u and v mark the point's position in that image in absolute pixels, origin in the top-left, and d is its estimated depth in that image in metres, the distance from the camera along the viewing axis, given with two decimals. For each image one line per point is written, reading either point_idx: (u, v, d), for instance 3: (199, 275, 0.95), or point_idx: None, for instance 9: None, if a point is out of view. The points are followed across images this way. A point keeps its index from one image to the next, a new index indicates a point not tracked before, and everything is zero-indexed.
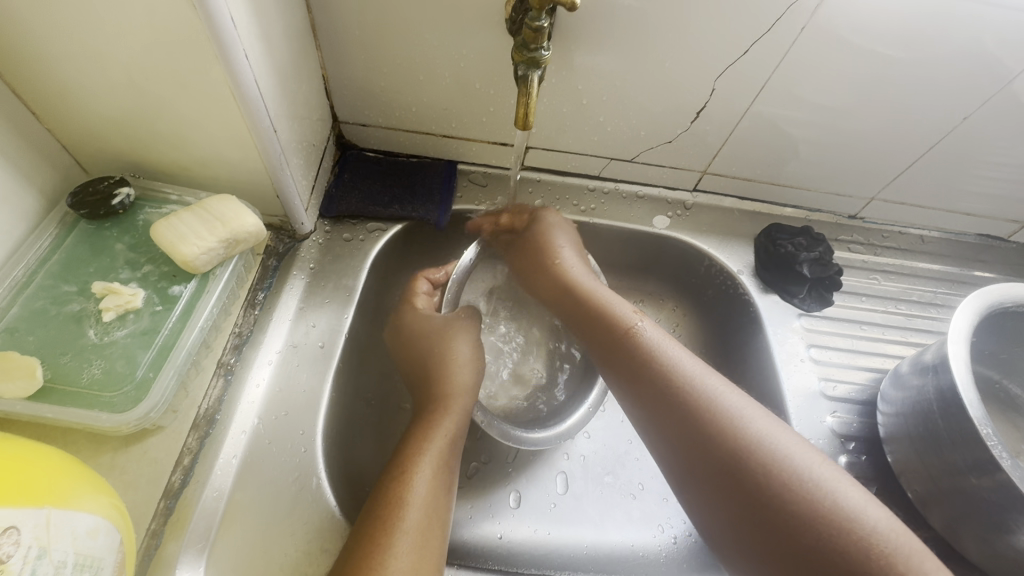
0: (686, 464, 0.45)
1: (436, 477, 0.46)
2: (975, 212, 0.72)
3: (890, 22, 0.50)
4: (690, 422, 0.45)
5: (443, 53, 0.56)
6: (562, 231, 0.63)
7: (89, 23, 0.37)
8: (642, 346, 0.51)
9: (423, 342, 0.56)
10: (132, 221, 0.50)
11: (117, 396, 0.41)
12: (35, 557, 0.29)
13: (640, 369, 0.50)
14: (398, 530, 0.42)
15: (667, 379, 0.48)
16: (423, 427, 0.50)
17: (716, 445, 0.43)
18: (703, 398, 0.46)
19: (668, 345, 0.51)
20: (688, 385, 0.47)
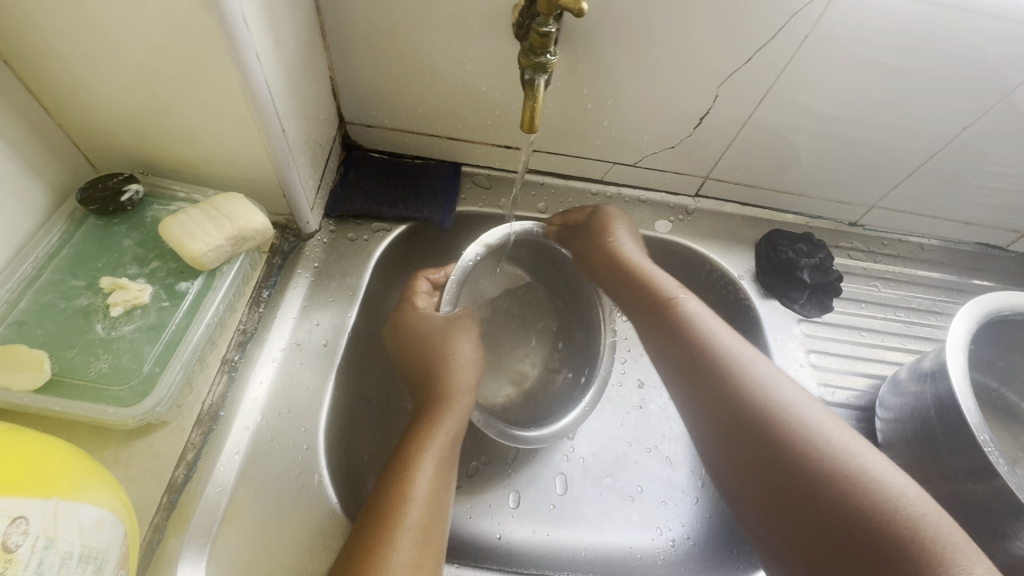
0: (721, 427, 0.47)
1: (438, 474, 0.47)
2: (974, 221, 0.72)
3: (892, 31, 0.51)
4: (730, 386, 0.48)
5: (450, 56, 0.57)
6: (621, 220, 0.64)
7: (106, 22, 0.38)
8: (685, 318, 0.54)
9: (423, 342, 0.56)
10: (140, 218, 0.51)
11: (124, 390, 0.42)
12: (43, 547, 0.29)
13: (681, 339, 0.53)
14: (401, 526, 0.42)
15: (708, 353, 0.51)
16: (426, 424, 0.50)
17: (749, 406, 0.46)
18: (737, 364, 0.49)
19: (712, 323, 0.53)
20: (729, 355, 0.50)
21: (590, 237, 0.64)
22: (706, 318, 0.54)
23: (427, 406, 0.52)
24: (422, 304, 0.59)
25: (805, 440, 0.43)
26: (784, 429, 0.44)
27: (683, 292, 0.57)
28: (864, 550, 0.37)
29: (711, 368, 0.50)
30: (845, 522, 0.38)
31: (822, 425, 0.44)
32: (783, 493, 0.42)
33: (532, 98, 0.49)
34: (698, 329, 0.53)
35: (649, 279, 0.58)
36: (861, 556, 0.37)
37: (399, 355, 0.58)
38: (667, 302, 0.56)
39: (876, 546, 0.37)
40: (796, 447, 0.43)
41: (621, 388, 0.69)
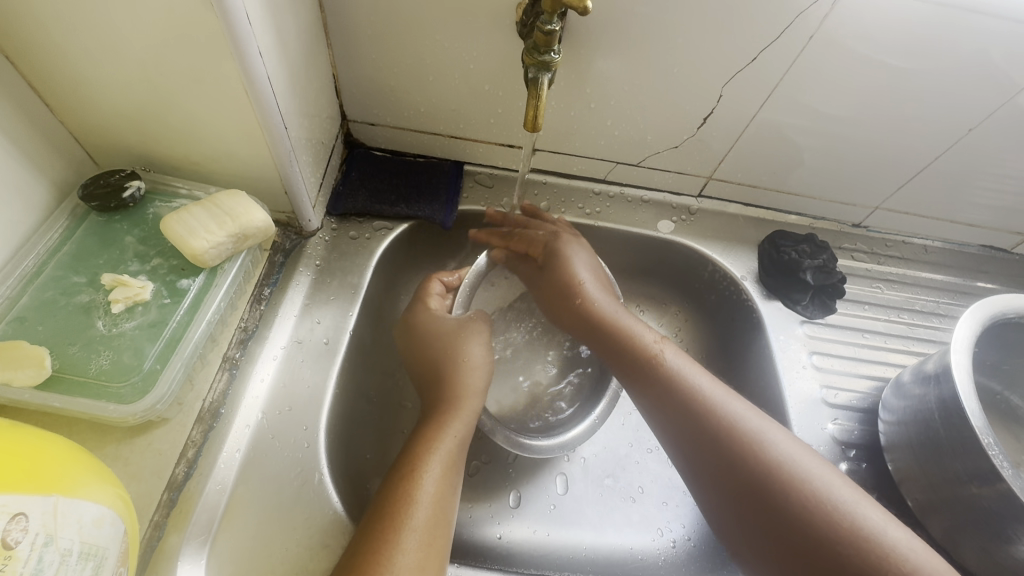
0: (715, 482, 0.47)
1: (444, 476, 0.47)
2: (978, 223, 0.72)
3: (897, 32, 0.51)
4: (722, 443, 0.47)
5: (453, 54, 0.56)
6: (580, 262, 0.62)
7: (107, 18, 0.38)
8: (669, 373, 0.53)
9: (437, 343, 0.56)
10: (142, 214, 0.51)
11: (124, 387, 0.41)
12: (42, 544, 0.29)
13: (667, 396, 0.52)
14: (405, 528, 0.42)
15: (697, 411, 0.49)
16: (433, 426, 0.50)
17: (750, 468, 0.46)
18: (728, 420, 0.48)
19: (695, 374, 0.52)
20: (717, 410, 0.49)
21: (560, 285, 0.61)
22: (689, 370, 0.53)
23: (436, 408, 0.52)
24: (435, 304, 0.60)
25: (805, 494, 0.43)
26: (779, 486, 0.44)
27: (661, 343, 0.56)
28: None
29: (699, 427, 0.49)
30: None
31: (820, 481, 0.44)
32: (784, 551, 0.43)
33: (535, 96, 0.49)
34: (680, 384, 0.52)
35: (627, 331, 0.57)
36: None
37: (413, 354, 0.58)
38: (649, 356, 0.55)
39: None
40: (795, 503, 0.43)
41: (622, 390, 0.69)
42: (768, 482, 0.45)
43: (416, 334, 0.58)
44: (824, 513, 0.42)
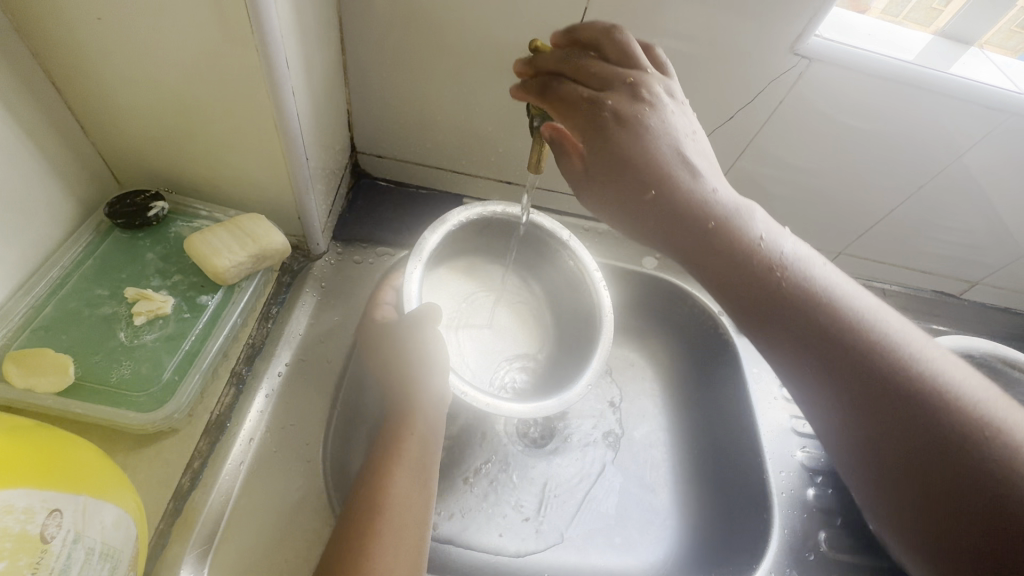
0: (878, 448, 0.36)
1: (412, 478, 0.46)
2: (930, 270, 0.79)
3: (853, 100, 0.58)
4: (851, 374, 0.37)
5: (462, 98, 0.62)
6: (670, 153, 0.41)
7: (157, 55, 0.42)
8: (730, 235, 0.40)
9: (393, 347, 0.54)
10: (164, 233, 0.53)
11: (143, 396, 0.44)
12: (72, 540, 0.31)
13: (804, 328, 0.39)
14: (375, 533, 0.42)
15: (837, 319, 0.38)
16: (395, 427, 0.49)
17: (904, 385, 0.36)
18: (882, 338, 0.37)
19: (897, 333, 0.38)
20: (871, 333, 0.38)
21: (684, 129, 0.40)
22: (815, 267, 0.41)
23: (400, 405, 0.51)
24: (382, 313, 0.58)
25: (953, 414, 0.34)
26: (944, 423, 0.34)
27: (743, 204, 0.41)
28: (963, 495, 0.33)
29: (815, 345, 0.38)
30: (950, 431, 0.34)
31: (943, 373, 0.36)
32: (921, 502, 0.34)
33: (571, 121, 0.43)
34: (841, 307, 0.39)
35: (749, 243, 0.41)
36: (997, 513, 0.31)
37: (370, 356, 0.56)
38: (840, 292, 0.40)
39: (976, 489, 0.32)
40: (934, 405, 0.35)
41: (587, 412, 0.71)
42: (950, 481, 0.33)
43: (371, 345, 0.56)
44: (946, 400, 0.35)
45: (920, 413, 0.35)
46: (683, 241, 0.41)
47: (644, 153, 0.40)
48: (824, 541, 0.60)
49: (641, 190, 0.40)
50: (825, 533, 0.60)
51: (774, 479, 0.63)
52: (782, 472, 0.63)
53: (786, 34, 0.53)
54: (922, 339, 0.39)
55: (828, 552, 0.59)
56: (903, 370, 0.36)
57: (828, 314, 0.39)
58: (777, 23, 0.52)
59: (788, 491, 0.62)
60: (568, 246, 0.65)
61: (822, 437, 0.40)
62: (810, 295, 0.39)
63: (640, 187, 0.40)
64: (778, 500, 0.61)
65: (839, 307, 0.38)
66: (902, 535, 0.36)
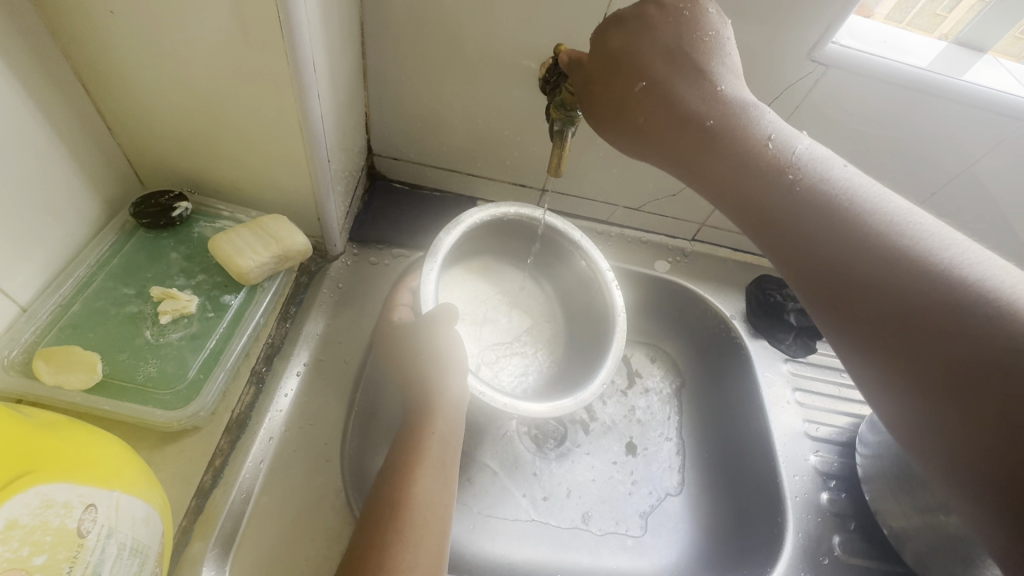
0: (885, 321, 0.34)
1: (434, 478, 0.47)
2: None
3: (870, 106, 0.58)
4: (838, 246, 0.36)
5: (480, 102, 0.62)
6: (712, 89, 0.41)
7: (187, 58, 0.43)
8: (764, 156, 0.40)
9: (411, 347, 0.54)
10: (187, 233, 0.54)
11: (169, 394, 0.44)
12: (106, 535, 0.31)
13: (813, 215, 0.37)
14: (399, 532, 0.42)
15: (838, 212, 0.37)
16: (416, 428, 0.50)
17: (899, 272, 0.34)
18: (891, 233, 0.35)
19: (935, 242, 0.34)
20: (873, 219, 0.36)
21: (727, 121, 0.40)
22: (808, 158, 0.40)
23: (421, 405, 0.51)
24: (398, 316, 0.59)
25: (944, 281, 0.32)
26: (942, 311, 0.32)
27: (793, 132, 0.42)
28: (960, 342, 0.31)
29: (817, 232, 0.37)
30: (940, 322, 0.32)
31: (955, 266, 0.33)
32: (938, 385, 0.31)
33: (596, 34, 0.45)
34: (868, 208, 0.37)
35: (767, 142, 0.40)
36: (978, 353, 0.30)
37: (388, 358, 0.57)
38: (843, 186, 0.38)
39: (976, 348, 0.30)
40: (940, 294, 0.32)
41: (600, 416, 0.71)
42: (966, 379, 0.30)
43: (389, 348, 0.57)
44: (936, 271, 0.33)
45: (939, 323, 0.32)
46: (723, 169, 0.41)
47: (647, 49, 0.41)
48: (838, 546, 0.60)
49: (697, 121, 0.41)
50: (839, 537, 0.60)
51: (788, 483, 0.63)
52: (796, 476, 0.63)
53: (803, 41, 0.54)
54: (981, 256, 0.34)
55: (841, 556, 0.59)
56: (928, 267, 0.33)
57: (848, 235, 0.36)
58: (795, 30, 0.53)
59: (802, 495, 0.62)
60: (581, 246, 0.66)
61: (870, 399, 0.36)
62: (830, 197, 0.38)
63: (696, 117, 0.40)
64: (792, 504, 0.61)
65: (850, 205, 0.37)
66: (925, 432, 0.32)
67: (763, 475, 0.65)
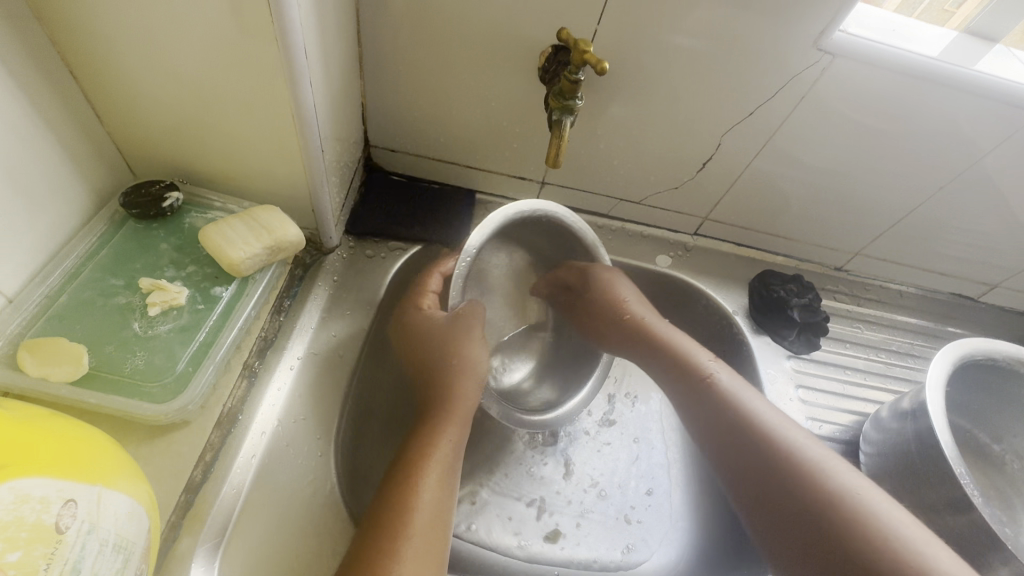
0: (794, 532, 0.48)
1: (440, 482, 0.47)
2: (948, 272, 0.78)
3: (877, 97, 0.57)
4: (807, 490, 0.48)
5: (478, 92, 0.61)
6: (625, 285, 0.63)
7: (175, 43, 0.42)
8: (742, 413, 0.54)
9: (434, 345, 0.54)
10: (178, 224, 0.53)
11: (157, 387, 0.43)
12: (86, 532, 0.30)
13: (772, 449, 0.51)
14: (405, 534, 0.43)
15: (763, 437, 0.52)
16: (428, 430, 0.51)
17: (802, 492, 0.48)
18: (788, 447, 0.51)
19: (833, 468, 0.49)
20: (788, 445, 0.51)
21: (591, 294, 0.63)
22: (740, 392, 0.56)
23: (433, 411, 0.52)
24: (428, 305, 0.57)
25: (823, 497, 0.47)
26: (834, 514, 0.46)
27: (710, 359, 0.59)
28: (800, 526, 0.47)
29: (766, 456, 0.51)
30: (825, 530, 0.46)
31: (847, 499, 0.47)
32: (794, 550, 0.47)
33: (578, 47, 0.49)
34: (773, 433, 0.52)
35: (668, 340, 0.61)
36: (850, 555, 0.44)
37: (411, 355, 0.57)
38: (723, 389, 0.56)
39: (824, 541, 0.46)
40: (804, 491, 0.48)
41: (600, 412, 0.70)
42: (833, 525, 0.46)
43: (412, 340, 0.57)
44: (815, 491, 0.48)
45: (821, 531, 0.46)
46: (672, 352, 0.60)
47: (597, 275, 0.63)
48: None
49: (618, 315, 0.63)
50: None
51: None
52: None
53: (810, 30, 0.52)
54: (856, 479, 0.49)
55: None
56: (817, 496, 0.47)
57: (773, 458, 0.51)
58: (801, 19, 0.52)
59: None
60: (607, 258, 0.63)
61: (764, 545, 0.51)
62: (723, 400, 0.55)
63: (620, 318, 0.63)
64: None
65: (737, 407, 0.54)
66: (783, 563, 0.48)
67: None
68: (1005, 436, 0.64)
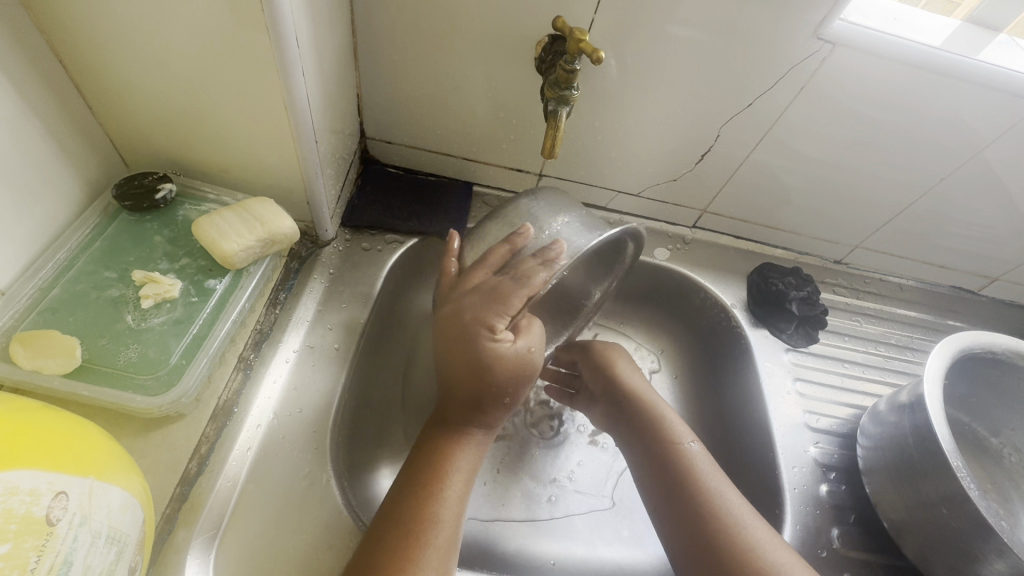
0: (675, 538, 0.49)
1: (461, 496, 0.47)
2: (948, 265, 0.78)
3: (876, 88, 0.56)
4: (693, 504, 0.50)
5: (473, 82, 0.61)
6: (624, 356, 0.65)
7: (163, 32, 0.41)
8: (667, 431, 0.56)
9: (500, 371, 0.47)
10: (172, 216, 0.53)
11: (151, 379, 0.43)
12: (78, 524, 0.30)
13: (665, 471, 0.53)
14: (424, 545, 0.43)
15: (700, 502, 0.50)
16: (449, 439, 0.49)
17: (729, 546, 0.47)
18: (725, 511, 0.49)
19: (725, 491, 0.50)
20: (720, 503, 0.49)
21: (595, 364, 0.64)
22: (707, 465, 0.53)
23: (449, 415, 0.50)
24: (500, 329, 0.48)
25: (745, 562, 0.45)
26: None
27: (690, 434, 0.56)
28: None
29: (667, 474, 0.53)
30: None
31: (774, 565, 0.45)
32: None
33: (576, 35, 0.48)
34: (716, 490, 0.50)
35: (660, 420, 0.57)
36: None
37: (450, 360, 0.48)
38: (669, 455, 0.54)
39: None
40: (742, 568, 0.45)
41: None
42: (724, 548, 0.47)
43: (450, 355, 0.48)
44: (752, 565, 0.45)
45: None
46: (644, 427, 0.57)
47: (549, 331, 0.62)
48: (836, 538, 0.59)
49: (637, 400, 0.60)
50: (838, 530, 0.59)
51: (787, 474, 0.61)
52: (795, 468, 0.62)
53: (808, 20, 0.51)
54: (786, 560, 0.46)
55: (840, 549, 0.58)
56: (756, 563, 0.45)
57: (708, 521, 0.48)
58: (798, 9, 0.51)
59: (801, 486, 0.61)
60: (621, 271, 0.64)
61: None
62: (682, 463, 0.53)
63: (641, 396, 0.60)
64: (791, 496, 0.60)
65: (692, 473, 0.52)
66: None
67: (762, 466, 0.64)
68: (1003, 429, 0.64)
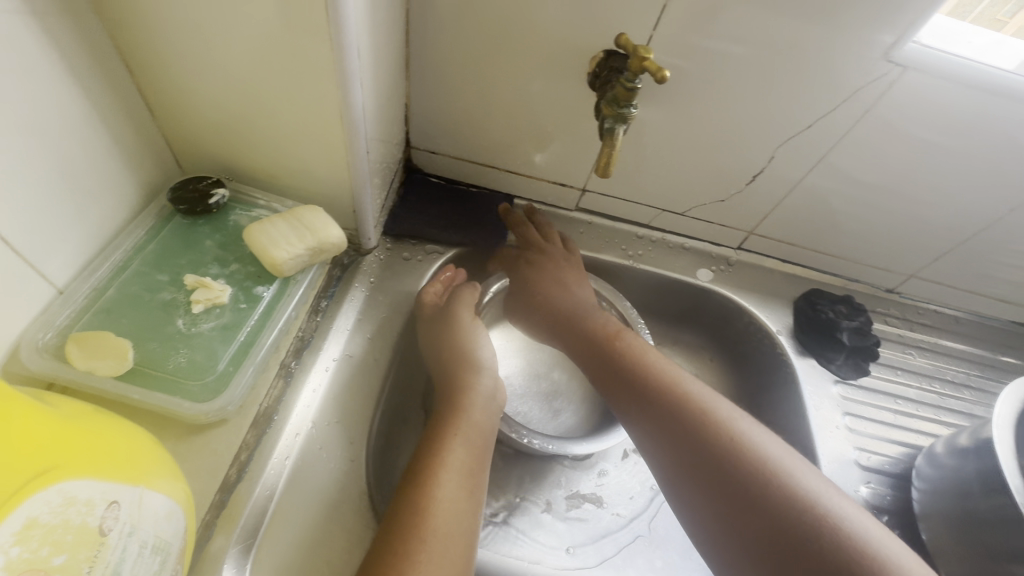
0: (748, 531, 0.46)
1: (458, 484, 0.48)
2: (1010, 299, 0.74)
3: (948, 113, 0.54)
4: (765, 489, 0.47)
5: (523, 96, 0.60)
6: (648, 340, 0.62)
7: (229, 43, 0.42)
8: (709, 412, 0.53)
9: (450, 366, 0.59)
10: (223, 221, 0.53)
11: (198, 385, 0.44)
12: (128, 533, 0.30)
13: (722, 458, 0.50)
14: (421, 540, 0.44)
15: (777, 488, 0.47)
16: (438, 436, 0.51)
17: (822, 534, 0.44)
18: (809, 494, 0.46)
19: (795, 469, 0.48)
20: (797, 489, 0.47)
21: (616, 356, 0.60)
22: (770, 447, 0.50)
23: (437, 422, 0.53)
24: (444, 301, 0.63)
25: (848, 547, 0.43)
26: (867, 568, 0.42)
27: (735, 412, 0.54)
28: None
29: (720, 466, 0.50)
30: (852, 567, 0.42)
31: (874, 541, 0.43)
32: None
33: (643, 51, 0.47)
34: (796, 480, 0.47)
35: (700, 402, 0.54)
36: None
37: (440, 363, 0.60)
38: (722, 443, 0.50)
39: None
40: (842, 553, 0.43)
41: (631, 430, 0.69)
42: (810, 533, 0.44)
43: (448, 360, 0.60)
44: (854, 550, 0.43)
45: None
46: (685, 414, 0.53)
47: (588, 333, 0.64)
48: None
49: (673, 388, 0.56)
50: None
51: None
52: None
53: (879, 41, 0.49)
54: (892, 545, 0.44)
55: None
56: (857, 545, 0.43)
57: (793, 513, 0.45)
58: (870, 29, 0.49)
59: None
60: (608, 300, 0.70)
61: None
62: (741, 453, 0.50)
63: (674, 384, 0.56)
64: None
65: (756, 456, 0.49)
66: None
67: None
68: None
